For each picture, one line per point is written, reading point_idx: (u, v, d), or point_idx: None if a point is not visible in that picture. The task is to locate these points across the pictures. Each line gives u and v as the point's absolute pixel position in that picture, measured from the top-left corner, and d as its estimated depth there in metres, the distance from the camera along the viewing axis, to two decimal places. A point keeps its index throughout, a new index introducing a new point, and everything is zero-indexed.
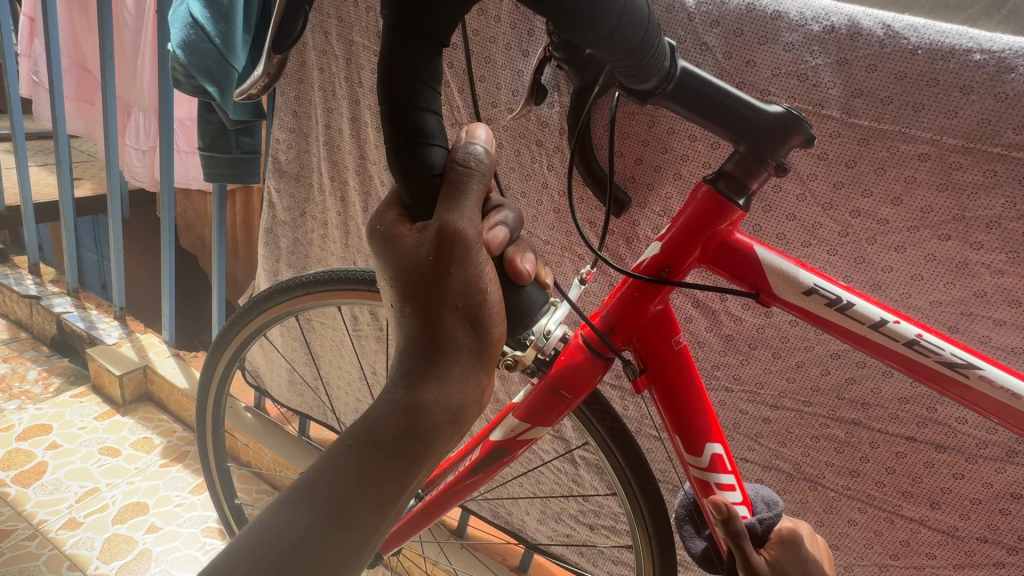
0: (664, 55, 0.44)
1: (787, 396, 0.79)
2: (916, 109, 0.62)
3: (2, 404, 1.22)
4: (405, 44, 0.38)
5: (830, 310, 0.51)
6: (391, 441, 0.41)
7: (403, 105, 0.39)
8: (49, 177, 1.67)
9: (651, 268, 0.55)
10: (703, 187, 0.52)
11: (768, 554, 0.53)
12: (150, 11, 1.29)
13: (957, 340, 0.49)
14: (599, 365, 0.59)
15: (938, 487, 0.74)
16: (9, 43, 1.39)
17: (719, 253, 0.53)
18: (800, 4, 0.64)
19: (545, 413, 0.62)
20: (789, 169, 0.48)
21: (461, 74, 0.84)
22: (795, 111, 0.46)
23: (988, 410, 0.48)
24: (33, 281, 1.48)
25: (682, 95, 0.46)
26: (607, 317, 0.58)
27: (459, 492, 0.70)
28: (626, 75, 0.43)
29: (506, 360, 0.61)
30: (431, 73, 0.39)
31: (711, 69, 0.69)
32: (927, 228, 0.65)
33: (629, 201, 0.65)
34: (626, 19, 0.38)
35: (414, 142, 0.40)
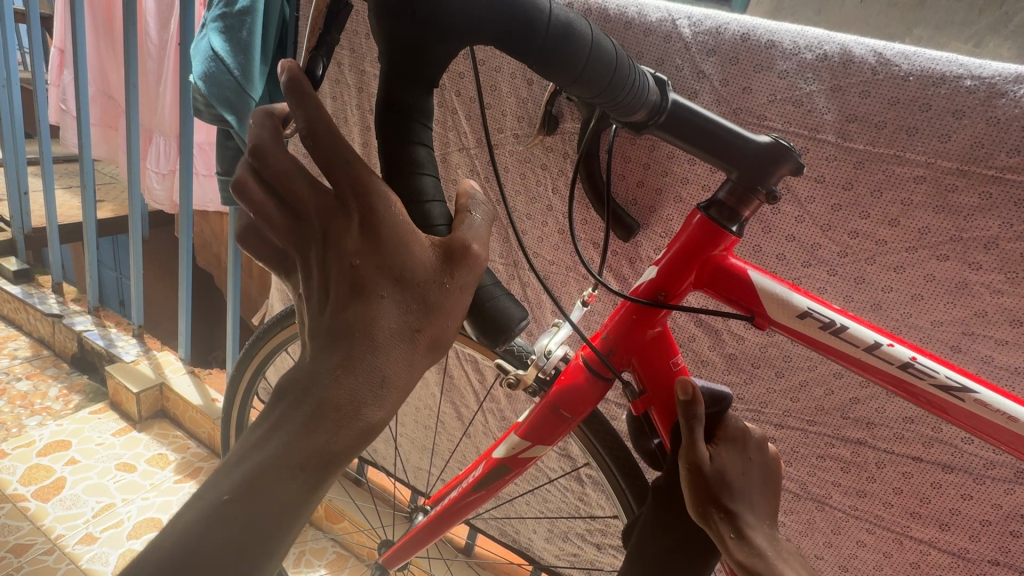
0: (652, 89, 0.46)
1: (791, 415, 0.79)
2: (910, 133, 0.63)
3: (25, 420, 1.25)
4: (400, 87, 0.41)
5: (825, 334, 0.52)
6: (333, 460, 0.35)
7: (394, 138, 0.42)
8: (74, 200, 1.74)
9: (649, 292, 0.57)
10: (697, 214, 0.54)
11: (713, 448, 0.53)
12: (172, 42, 1.35)
13: (953, 363, 0.50)
14: (599, 385, 0.60)
15: (947, 508, 0.73)
16: (39, 74, 1.46)
17: (715, 277, 0.55)
18: (793, 33, 0.66)
19: (545, 433, 0.63)
20: (780, 196, 0.50)
21: (469, 102, 0.87)
22: (784, 141, 0.48)
23: (987, 432, 0.49)
24: (56, 300, 1.53)
25: (675, 128, 0.48)
26: (607, 339, 0.59)
27: (464, 508, 0.71)
28: (615, 109, 0.46)
29: (509, 379, 0.67)
30: (422, 110, 0.42)
31: (709, 96, 0.71)
32: (925, 248, 0.66)
33: (638, 227, 0.66)
34: (589, 58, 0.41)
35: (405, 173, 0.42)
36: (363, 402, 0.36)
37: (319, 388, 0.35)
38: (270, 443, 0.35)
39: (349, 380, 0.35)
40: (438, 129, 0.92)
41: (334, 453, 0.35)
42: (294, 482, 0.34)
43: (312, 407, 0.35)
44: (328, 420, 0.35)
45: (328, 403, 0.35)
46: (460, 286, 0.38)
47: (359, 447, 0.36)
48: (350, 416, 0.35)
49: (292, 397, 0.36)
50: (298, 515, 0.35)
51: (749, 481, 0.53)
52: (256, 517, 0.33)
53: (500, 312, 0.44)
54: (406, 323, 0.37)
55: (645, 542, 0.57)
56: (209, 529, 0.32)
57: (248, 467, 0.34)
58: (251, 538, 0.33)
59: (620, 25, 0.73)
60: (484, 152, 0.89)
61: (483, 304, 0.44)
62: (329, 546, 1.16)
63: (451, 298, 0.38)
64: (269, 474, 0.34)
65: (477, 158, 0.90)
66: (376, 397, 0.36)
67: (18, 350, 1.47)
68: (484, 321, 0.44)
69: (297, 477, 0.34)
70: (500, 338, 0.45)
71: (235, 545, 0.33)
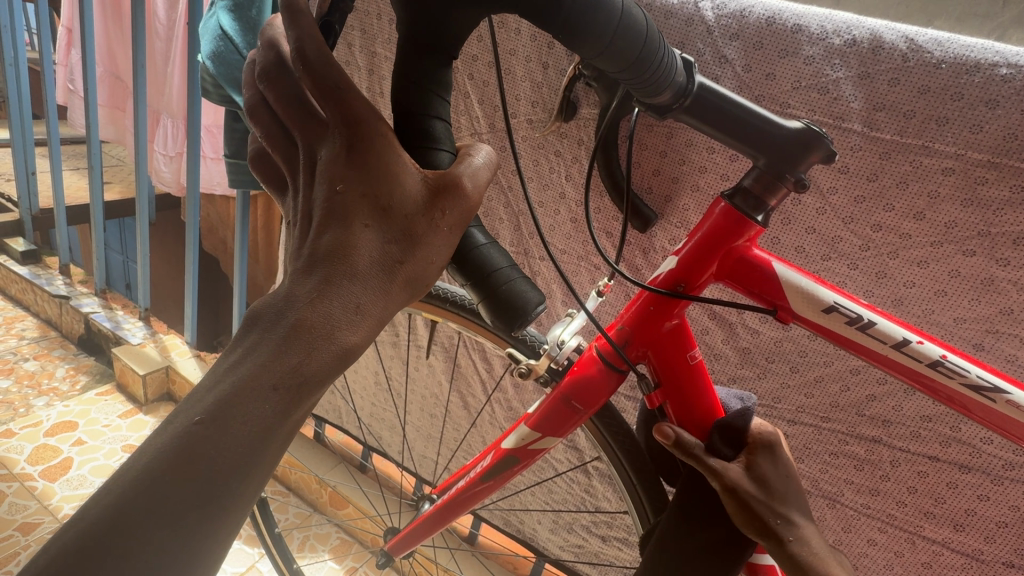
0: (679, 71, 0.44)
1: (805, 411, 0.78)
2: (940, 123, 0.61)
3: (32, 400, 1.26)
4: (420, 57, 0.40)
5: (851, 329, 0.50)
6: (310, 381, 0.35)
7: (412, 113, 0.40)
8: (81, 182, 1.73)
9: (668, 282, 0.56)
10: (721, 203, 0.52)
11: (748, 459, 0.55)
12: (180, 21, 1.34)
13: (983, 362, 0.48)
14: (613, 377, 0.59)
15: (962, 509, 0.72)
16: (47, 52, 1.44)
17: (736, 268, 0.53)
18: (821, 17, 0.64)
19: (557, 424, 0.62)
20: (809, 185, 0.48)
21: (482, 86, 0.85)
22: (815, 127, 0.46)
23: (1015, 434, 0.47)
24: (63, 282, 1.53)
25: (699, 112, 0.46)
26: (623, 330, 0.58)
27: (471, 498, 0.70)
28: (640, 89, 0.44)
29: (521, 369, 0.67)
30: (441, 84, 0.41)
31: (731, 82, 0.69)
32: (951, 243, 0.64)
33: (654, 217, 0.65)
34: (619, 22, 0.39)
35: (421, 147, 0.41)
36: (336, 322, 0.36)
37: (294, 311, 0.36)
38: (245, 366, 0.35)
39: (323, 305, 0.36)
40: (449, 114, 0.90)
41: (306, 375, 0.35)
42: (267, 405, 0.34)
43: (286, 328, 0.35)
44: (304, 342, 0.35)
45: (302, 325, 0.35)
46: (448, 226, 0.39)
47: (336, 369, 0.37)
48: (325, 340, 0.35)
49: (264, 327, 0.36)
50: (273, 436, 0.35)
51: (788, 490, 0.54)
52: (230, 438, 0.33)
53: (515, 296, 0.43)
54: (387, 252, 0.38)
55: (669, 544, 0.57)
56: (185, 451, 0.32)
57: (222, 389, 0.34)
58: (226, 459, 0.33)
59: (639, 8, 0.71)
60: (497, 138, 0.87)
61: (500, 287, 0.43)
62: (333, 531, 1.17)
63: (437, 236, 0.39)
64: (243, 393, 0.34)
65: (490, 143, 0.88)
66: (350, 320, 0.37)
67: (26, 330, 1.47)
68: (496, 301, 0.43)
69: (271, 399, 0.34)
70: (515, 323, 0.43)
71: (211, 467, 0.33)
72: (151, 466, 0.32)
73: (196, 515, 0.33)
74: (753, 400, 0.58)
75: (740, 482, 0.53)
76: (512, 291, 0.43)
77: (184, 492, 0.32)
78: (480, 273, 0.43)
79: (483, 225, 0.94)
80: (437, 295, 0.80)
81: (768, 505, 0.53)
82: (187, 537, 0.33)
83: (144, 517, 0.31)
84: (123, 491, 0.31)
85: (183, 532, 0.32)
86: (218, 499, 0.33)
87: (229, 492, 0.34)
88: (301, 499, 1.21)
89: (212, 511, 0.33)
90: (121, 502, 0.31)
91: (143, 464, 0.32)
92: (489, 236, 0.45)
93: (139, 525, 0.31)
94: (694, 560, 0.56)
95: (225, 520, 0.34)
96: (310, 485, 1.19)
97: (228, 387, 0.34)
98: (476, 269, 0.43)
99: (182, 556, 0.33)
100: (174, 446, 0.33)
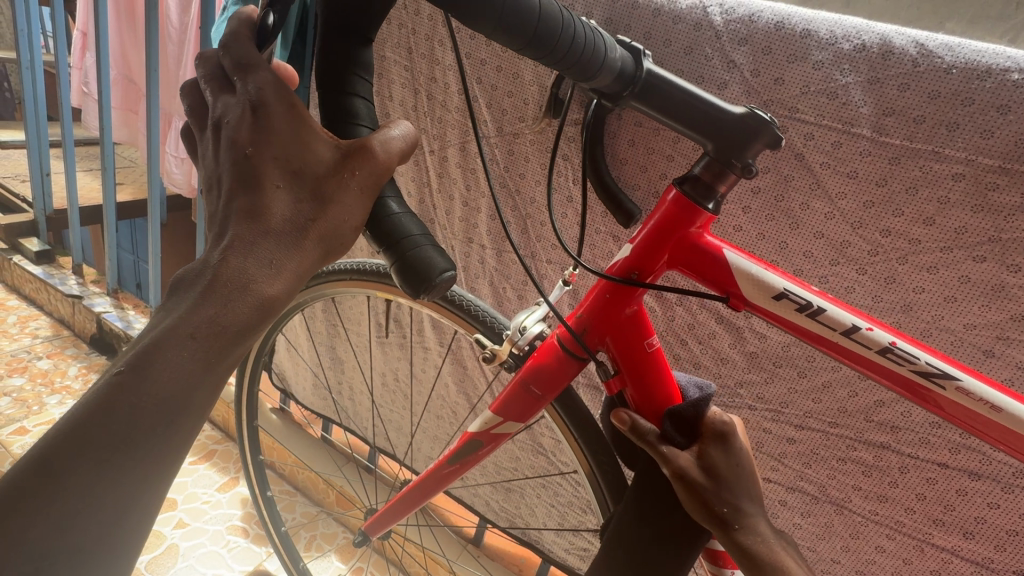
0: (621, 58, 0.46)
1: (812, 416, 0.78)
2: (950, 128, 0.61)
3: (45, 398, 1.28)
4: (337, 39, 0.42)
5: (801, 315, 0.52)
6: (230, 329, 0.38)
7: (333, 90, 0.42)
8: (94, 183, 1.76)
9: (623, 269, 0.57)
10: (672, 190, 0.54)
11: (700, 447, 0.55)
12: (193, 25, 1.36)
13: (937, 350, 0.49)
14: (573, 365, 0.60)
15: (972, 516, 0.71)
16: (63, 55, 1.47)
17: (688, 255, 0.55)
18: (830, 23, 0.64)
19: (519, 409, 0.63)
20: (756, 170, 0.49)
21: (491, 90, 0.86)
22: (760, 111, 0.48)
23: (965, 420, 0.48)
24: (76, 281, 1.55)
25: (648, 98, 0.48)
26: (581, 318, 0.59)
27: (440, 480, 0.71)
28: (583, 75, 0.45)
29: (486, 353, 0.69)
30: (361, 64, 0.43)
31: (739, 87, 0.69)
32: (961, 249, 0.64)
33: (640, 212, 0.63)
34: (505, 7, 0.39)
35: (341, 121, 0.42)
36: (249, 275, 0.39)
37: (211, 268, 0.38)
38: (167, 318, 0.37)
39: (236, 261, 0.38)
40: (458, 118, 0.91)
41: (225, 324, 0.38)
42: (188, 352, 0.36)
43: (205, 284, 0.38)
44: (221, 293, 0.38)
45: (219, 279, 0.38)
46: (358, 186, 0.40)
47: (256, 321, 0.39)
48: (242, 291, 0.38)
49: (184, 282, 0.39)
50: (201, 382, 0.37)
51: (741, 477, 0.54)
52: (152, 383, 0.35)
53: (420, 260, 0.42)
54: (298, 210, 0.40)
55: (624, 529, 0.57)
56: (110, 395, 0.34)
57: (144, 340, 0.37)
58: (150, 403, 0.35)
59: (648, 12, 0.71)
60: (503, 141, 0.88)
61: (406, 252, 0.42)
62: (340, 531, 1.18)
63: (351, 198, 0.40)
64: (166, 341, 0.36)
65: (496, 147, 0.89)
66: (266, 274, 0.39)
67: (39, 329, 1.50)
68: (402, 267, 0.42)
69: (190, 346, 0.37)
70: (420, 289, 0.42)
71: (135, 410, 0.35)
72: (78, 415, 0.34)
73: (124, 459, 0.35)
74: (711, 389, 0.57)
75: (689, 468, 0.54)
76: (418, 256, 0.42)
77: (109, 437, 0.34)
78: (390, 239, 0.43)
79: (490, 228, 0.95)
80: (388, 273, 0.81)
81: (718, 494, 0.53)
82: (119, 477, 0.35)
83: (73, 456, 0.33)
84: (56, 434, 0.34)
85: (112, 474, 0.34)
86: (146, 445, 0.35)
87: (157, 437, 0.36)
88: (307, 499, 1.24)
89: (142, 452, 0.35)
90: (52, 446, 0.33)
91: (72, 414, 0.34)
92: (405, 206, 0.45)
93: (69, 467, 0.33)
94: (648, 547, 0.56)
95: (157, 463, 0.36)
96: (318, 485, 1.21)
97: (149, 338, 0.36)
98: (387, 236, 0.43)
99: (115, 493, 0.35)
100: (98, 394, 0.35)
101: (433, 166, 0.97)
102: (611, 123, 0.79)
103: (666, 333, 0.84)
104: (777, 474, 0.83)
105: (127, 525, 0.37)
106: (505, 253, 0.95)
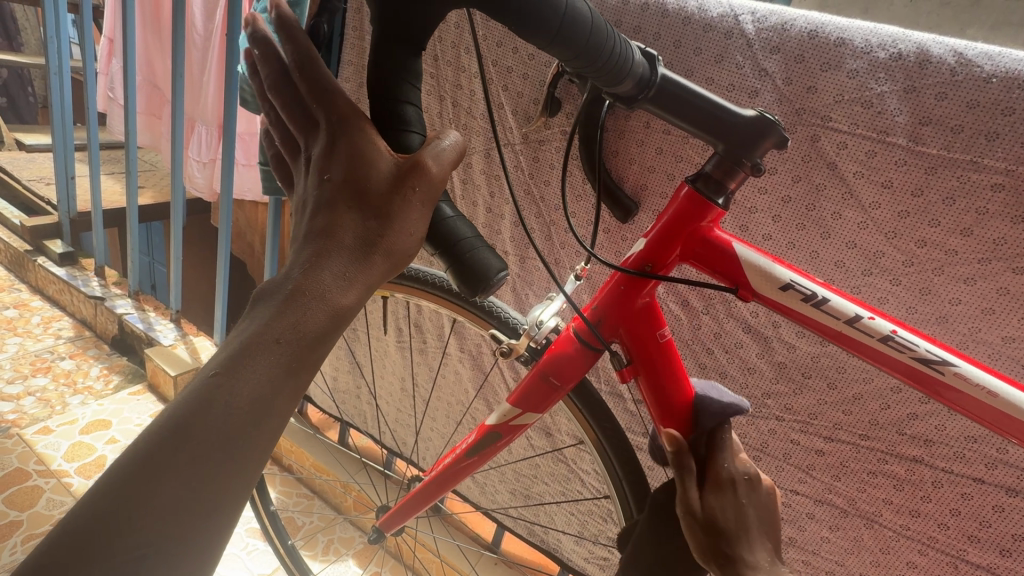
0: (641, 63, 0.46)
1: (843, 428, 0.77)
2: (989, 138, 0.60)
3: (68, 398, 1.30)
4: (389, 48, 0.40)
5: (807, 306, 0.51)
6: (311, 335, 0.38)
7: (384, 98, 0.41)
8: (117, 186, 1.78)
9: (637, 262, 0.57)
10: (685, 187, 0.54)
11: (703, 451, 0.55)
12: (218, 32, 1.38)
13: (935, 338, 0.49)
14: (588, 356, 0.60)
15: (1009, 533, 0.69)
16: (90, 61, 1.49)
17: (700, 249, 0.55)
18: (865, 31, 0.63)
19: (536, 400, 0.63)
20: (765, 169, 0.50)
21: (516, 97, 0.86)
22: (770, 115, 0.48)
23: (977, 414, 0.48)
24: (98, 283, 1.57)
25: (664, 102, 0.48)
26: (596, 310, 0.59)
27: (457, 475, 0.71)
28: (601, 80, 0.45)
29: (503, 348, 0.68)
30: (412, 73, 0.42)
31: (771, 94, 0.69)
32: (999, 260, 0.63)
33: (635, 208, 0.71)
34: (563, 22, 0.39)
35: (392, 130, 0.42)
36: (326, 287, 0.39)
37: (293, 280, 0.39)
38: (251, 325, 0.38)
39: (314, 274, 0.39)
40: (483, 125, 0.91)
41: (306, 331, 0.38)
42: (272, 358, 0.36)
43: (285, 294, 0.38)
44: (299, 302, 0.38)
45: (298, 290, 0.38)
46: (420, 201, 0.40)
47: (331, 331, 0.39)
48: (319, 299, 0.38)
49: (266, 296, 0.39)
50: (284, 385, 0.37)
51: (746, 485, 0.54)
52: (242, 386, 0.35)
53: (477, 263, 0.42)
54: (368, 230, 0.40)
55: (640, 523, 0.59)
56: (201, 401, 0.34)
57: (230, 347, 0.37)
58: (240, 406, 0.35)
59: (678, 20, 0.71)
60: (528, 148, 0.88)
61: (463, 255, 0.43)
62: (357, 536, 1.18)
63: (410, 210, 0.40)
64: (252, 347, 0.36)
65: (522, 153, 0.89)
66: (339, 285, 0.39)
67: (62, 329, 1.52)
68: (459, 270, 0.43)
69: (276, 352, 0.36)
70: (478, 288, 0.43)
71: (226, 416, 0.34)
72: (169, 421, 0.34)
73: (215, 464, 0.34)
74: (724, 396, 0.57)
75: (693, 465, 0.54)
76: (473, 256, 0.43)
77: (199, 440, 0.33)
78: (445, 244, 0.43)
79: (513, 234, 0.95)
80: (416, 276, 0.81)
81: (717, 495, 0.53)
82: (209, 485, 0.34)
83: (167, 466, 0.32)
84: (146, 445, 0.33)
85: (201, 480, 0.33)
86: (236, 449, 0.35)
87: (244, 440, 0.35)
88: (325, 503, 1.24)
89: (228, 459, 0.34)
90: (143, 452, 0.33)
91: (163, 421, 0.34)
92: (456, 211, 0.46)
93: (160, 472, 0.32)
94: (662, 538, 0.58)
95: (243, 471, 0.35)
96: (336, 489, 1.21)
97: (236, 343, 0.37)
98: (442, 240, 0.43)
99: (202, 502, 0.34)
100: (188, 399, 0.34)
101: (456, 173, 0.98)
102: (639, 131, 0.78)
103: (691, 342, 0.83)
104: (805, 486, 0.82)
105: (210, 546, 0.35)
106: (528, 260, 0.95)
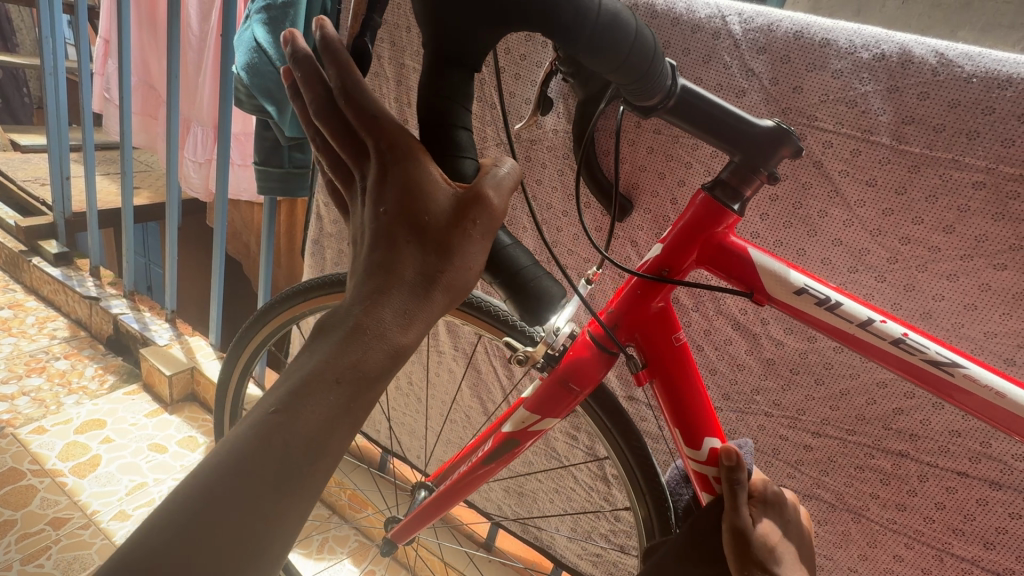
0: (665, 74, 0.47)
1: (830, 423, 0.78)
2: (971, 136, 0.61)
3: (62, 398, 1.30)
4: (446, 71, 0.42)
5: (819, 310, 0.52)
6: (368, 373, 0.38)
7: (439, 123, 0.43)
8: (113, 186, 1.79)
9: (655, 267, 0.58)
10: (702, 193, 0.55)
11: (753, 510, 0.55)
12: (213, 33, 1.38)
13: (942, 340, 0.50)
14: (604, 360, 0.61)
15: (993, 526, 0.70)
16: (86, 61, 1.49)
17: (718, 256, 0.56)
18: (849, 32, 0.64)
19: (554, 406, 0.63)
20: (781, 177, 0.51)
21: (509, 97, 0.87)
22: (784, 124, 0.49)
23: (976, 410, 0.49)
24: (94, 283, 1.58)
25: (686, 113, 0.49)
26: (613, 314, 0.60)
27: (473, 484, 0.71)
28: (631, 92, 0.47)
29: (518, 356, 0.65)
30: (464, 95, 0.43)
31: (758, 95, 0.70)
32: (982, 256, 0.64)
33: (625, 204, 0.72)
34: (631, 49, 0.43)
35: (446, 155, 0.43)
36: (386, 323, 0.39)
37: (355, 311, 0.39)
38: (313, 359, 0.38)
39: (375, 307, 0.39)
40: (476, 125, 0.92)
41: (364, 370, 0.38)
42: (331, 396, 0.37)
43: (347, 330, 0.39)
44: (358, 339, 0.38)
45: (358, 327, 0.39)
46: (480, 234, 0.41)
47: (389, 369, 0.39)
48: (377, 336, 0.39)
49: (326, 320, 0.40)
50: (341, 423, 0.37)
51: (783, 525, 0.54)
52: (302, 423, 0.36)
53: (543, 290, 0.49)
54: (427, 263, 0.40)
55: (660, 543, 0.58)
56: (262, 434, 0.35)
57: (292, 381, 0.38)
58: (298, 443, 0.36)
59: (668, 22, 0.72)
60: (522, 148, 0.89)
61: (530, 282, 0.48)
62: (351, 534, 1.18)
63: (471, 243, 0.41)
64: (314, 382, 0.37)
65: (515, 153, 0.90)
66: (399, 322, 0.39)
67: (57, 330, 1.52)
68: (526, 295, 0.48)
69: (333, 390, 0.37)
70: (543, 313, 0.49)
71: (285, 449, 0.35)
72: (231, 453, 0.35)
73: (271, 497, 0.35)
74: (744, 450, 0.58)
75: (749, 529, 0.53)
76: (539, 287, 0.49)
77: (257, 473, 0.35)
78: (511, 272, 0.48)
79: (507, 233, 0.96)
80: None
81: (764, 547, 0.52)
82: (264, 517, 0.35)
83: (226, 495, 0.34)
84: (211, 472, 0.35)
85: (257, 513, 0.34)
86: (291, 485, 0.35)
87: (300, 475, 0.36)
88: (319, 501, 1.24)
89: (283, 494, 0.35)
90: (207, 481, 0.34)
91: (225, 451, 0.35)
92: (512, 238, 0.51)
93: (222, 502, 0.34)
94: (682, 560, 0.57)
95: (296, 506, 0.36)
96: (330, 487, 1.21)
97: (297, 378, 0.37)
98: (506, 268, 0.48)
99: (256, 534, 0.35)
100: (248, 433, 0.35)
101: None
102: (630, 131, 0.79)
103: None
104: (793, 481, 0.83)
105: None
106: None
